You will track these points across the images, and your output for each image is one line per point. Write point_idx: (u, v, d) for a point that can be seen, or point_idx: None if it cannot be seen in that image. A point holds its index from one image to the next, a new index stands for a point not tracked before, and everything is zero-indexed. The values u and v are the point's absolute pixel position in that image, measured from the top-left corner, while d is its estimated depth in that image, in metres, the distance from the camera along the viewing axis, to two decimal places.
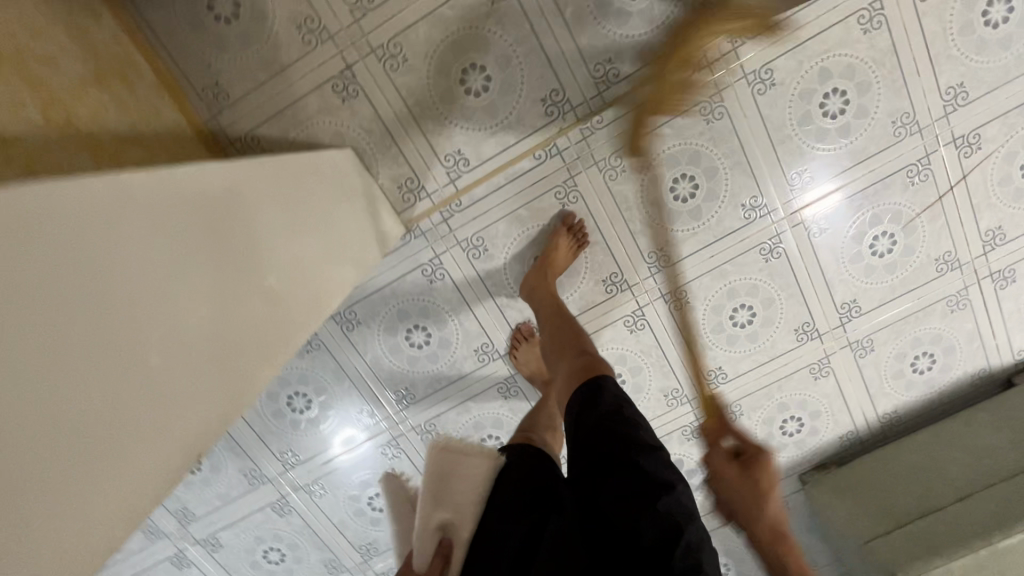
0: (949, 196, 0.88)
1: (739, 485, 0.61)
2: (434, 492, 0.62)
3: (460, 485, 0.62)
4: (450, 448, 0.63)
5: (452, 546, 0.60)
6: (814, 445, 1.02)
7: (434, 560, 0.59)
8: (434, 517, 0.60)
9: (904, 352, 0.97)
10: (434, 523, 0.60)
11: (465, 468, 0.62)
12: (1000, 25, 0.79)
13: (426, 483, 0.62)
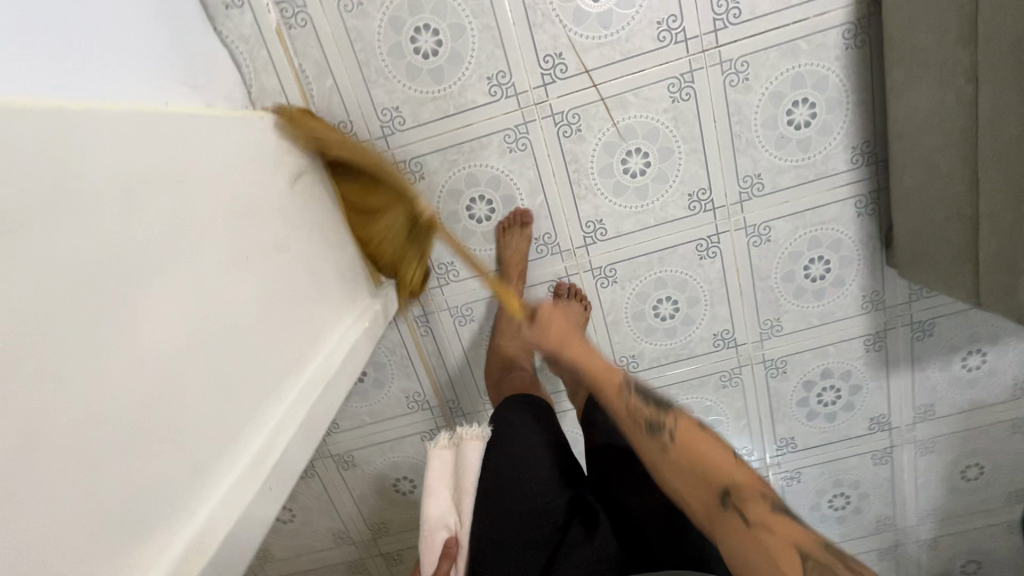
0: (605, 87, 0.80)
1: (677, 464, 0.58)
2: (443, 493, 0.72)
3: (457, 484, 0.72)
4: (451, 445, 0.74)
5: (456, 543, 0.69)
6: (854, 245, 0.89)
7: (441, 561, 0.68)
8: (446, 506, 0.71)
9: (781, 135, 0.82)
10: (446, 514, 0.71)
11: (461, 467, 0.72)
12: (437, 45, 0.78)
13: (437, 482, 0.72)
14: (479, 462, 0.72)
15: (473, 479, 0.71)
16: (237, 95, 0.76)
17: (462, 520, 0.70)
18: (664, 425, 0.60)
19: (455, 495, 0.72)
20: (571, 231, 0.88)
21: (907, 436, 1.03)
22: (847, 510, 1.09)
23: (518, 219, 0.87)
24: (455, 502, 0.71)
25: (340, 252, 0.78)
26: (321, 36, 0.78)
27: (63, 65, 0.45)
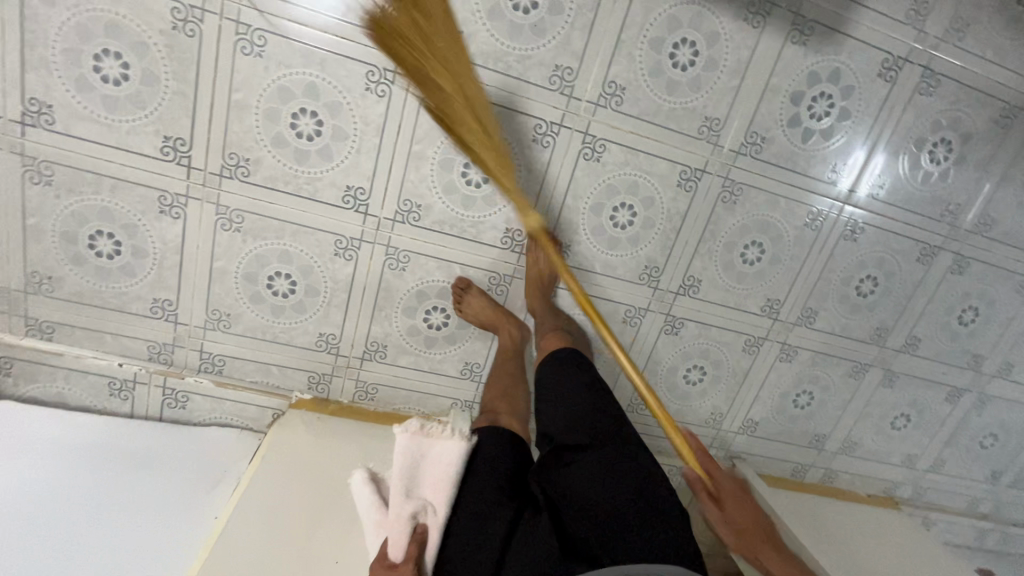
0: (395, 165, 0.82)
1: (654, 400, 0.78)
2: (429, 473, 0.73)
3: (429, 474, 0.73)
4: (424, 431, 0.74)
5: (426, 528, 0.70)
6: (687, 5, 0.79)
7: (411, 545, 0.68)
8: (420, 493, 0.72)
9: (532, 27, 0.77)
10: (419, 500, 0.71)
11: (438, 458, 0.74)
12: (288, 278, 0.86)
13: (432, 469, 0.73)
14: (461, 453, 0.74)
15: (450, 469, 0.73)
16: (249, 439, 0.91)
17: (436, 506, 0.71)
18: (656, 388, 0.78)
19: (429, 483, 0.73)
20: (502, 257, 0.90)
21: (932, 45, 0.86)
22: (957, 146, 0.93)
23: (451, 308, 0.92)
24: (430, 488, 0.72)
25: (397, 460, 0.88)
26: (238, 355, 0.90)
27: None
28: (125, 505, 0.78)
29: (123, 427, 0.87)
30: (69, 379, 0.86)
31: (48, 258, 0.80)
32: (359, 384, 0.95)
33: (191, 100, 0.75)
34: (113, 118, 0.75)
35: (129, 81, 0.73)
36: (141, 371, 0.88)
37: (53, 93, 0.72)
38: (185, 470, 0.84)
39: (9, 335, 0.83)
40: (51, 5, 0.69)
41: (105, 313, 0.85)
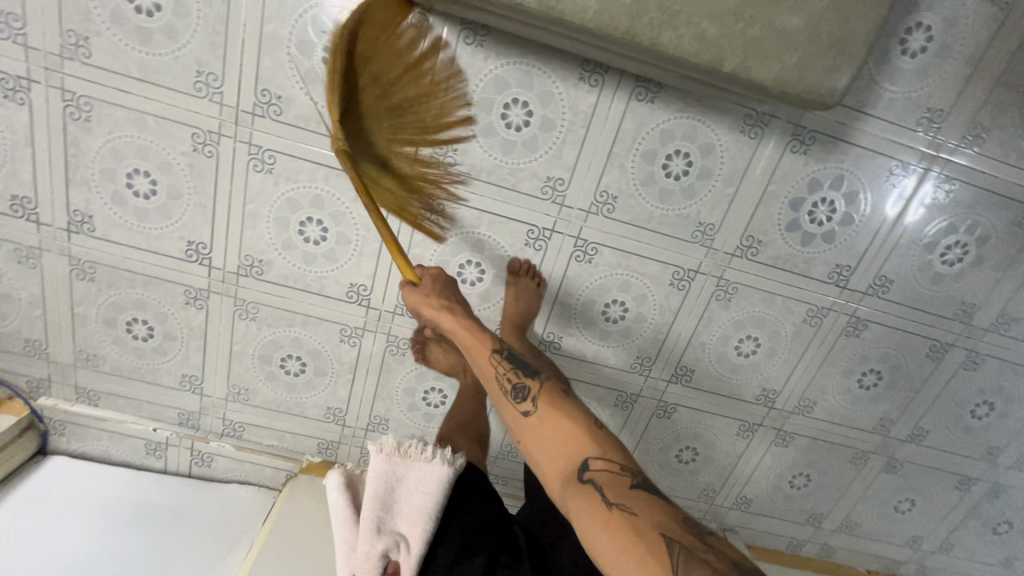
0: (394, 265, 0.87)
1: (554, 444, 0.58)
2: (405, 505, 0.71)
3: (405, 505, 0.71)
4: (406, 458, 0.73)
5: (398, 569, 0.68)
6: (680, 119, 0.79)
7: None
8: (394, 526, 0.70)
9: (523, 144, 0.80)
10: (391, 535, 0.69)
11: (422, 484, 0.71)
12: (299, 360, 0.94)
13: (409, 500, 0.71)
14: (446, 480, 0.72)
15: (427, 498, 0.71)
16: (265, 497, 1.01)
17: (410, 544, 0.69)
18: (528, 391, 0.62)
19: (408, 514, 0.70)
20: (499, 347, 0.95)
21: (945, 152, 0.82)
22: (972, 248, 0.89)
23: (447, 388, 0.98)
24: (407, 521, 0.70)
25: None
26: (256, 423, 0.99)
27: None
28: (146, 561, 0.87)
29: (154, 484, 0.98)
30: (112, 439, 0.98)
31: (93, 339, 0.91)
32: (364, 450, 1.02)
33: (211, 212, 0.83)
34: (144, 226, 0.83)
35: (157, 196, 0.81)
36: (173, 435, 0.98)
37: (93, 206, 0.82)
38: (204, 529, 0.94)
39: (61, 402, 0.95)
40: (89, 133, 0.77)
41: (142, 385, 0.95)
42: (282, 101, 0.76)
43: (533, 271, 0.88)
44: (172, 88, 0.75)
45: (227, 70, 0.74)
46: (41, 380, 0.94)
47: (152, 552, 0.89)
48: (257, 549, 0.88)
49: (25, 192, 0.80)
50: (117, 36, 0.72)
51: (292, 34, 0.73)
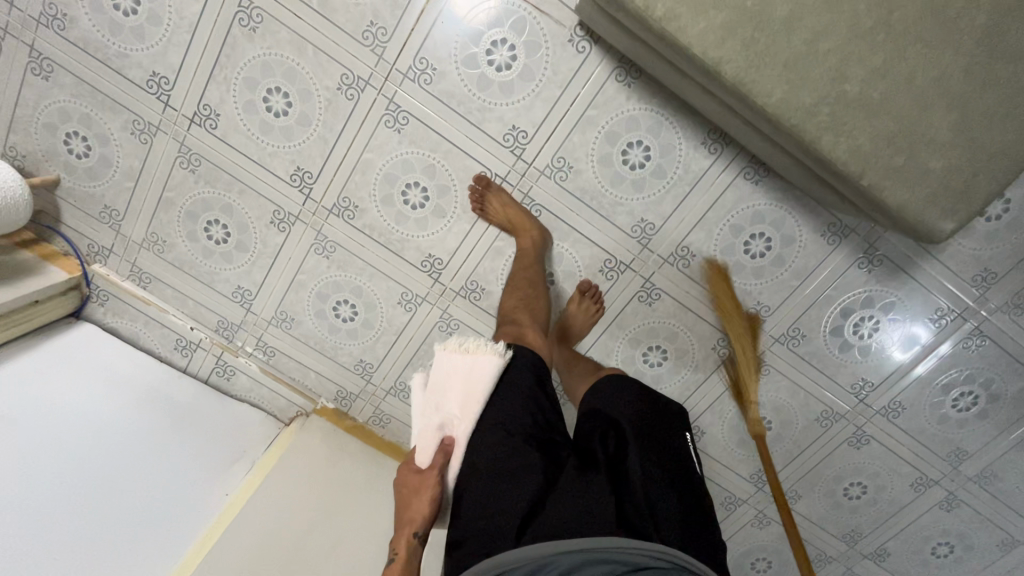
0: (475, 250, 0.92)
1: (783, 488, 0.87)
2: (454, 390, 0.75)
3: (456, 388, 0.74)
4: (463, 351, 0.75)
5: (453, 442, 0.73)
6: (774, 207, 0.86)
7: (437, 453, 0.73)
8: (447, 407, 0.75)
9: (631, 182, 0.86)
10: (445, 413, 0.74)
11: (475, 375, 0.74)
12: (353, 307, 0.97)
13: (459, 382, 0.74)
14: (496, 372, 0.74)
15: (477, 380, 0.73)
16: (270, 426, 1.03)
17: (464, 423, 0.73)
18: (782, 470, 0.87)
19: (460, 399, 0.74)
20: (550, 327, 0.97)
21: (987, 310, 0.91)
22: (982, 401, 0.97)
23: None
24: (460, 405, 0.74)
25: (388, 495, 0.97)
26: (288, 353, 1.01)
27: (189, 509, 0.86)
28: (144, 442, 0.89)
29: (175, 379, 1.00)
30: (147, 324, 0.99)
31: (169, 226, 0.93)
32: (378, 410, 1.05)
33: (330, 148, 0.87)
34: (263, 139, 0.87)
35: (287, 117, 0.85)
36: (206, 339, 1.00)
37: (224, 106, 0.85)
38: (206, 432, 0.96)
39: (114, 273, 0.97)
40: (249, 41, 0.81)
41: (196, 283, 0.97)
42: (435, 73, 0.82)
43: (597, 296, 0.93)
44: (342, 28, 0.80)
45: (398, 30, 0.80)
46: (103, 247, 0.95)
47: (154, 435, 0.91)
48: (272, 462, 0.93)
49: (166, 73, 0.84)
50: None
51: (469, 19, 0.79)
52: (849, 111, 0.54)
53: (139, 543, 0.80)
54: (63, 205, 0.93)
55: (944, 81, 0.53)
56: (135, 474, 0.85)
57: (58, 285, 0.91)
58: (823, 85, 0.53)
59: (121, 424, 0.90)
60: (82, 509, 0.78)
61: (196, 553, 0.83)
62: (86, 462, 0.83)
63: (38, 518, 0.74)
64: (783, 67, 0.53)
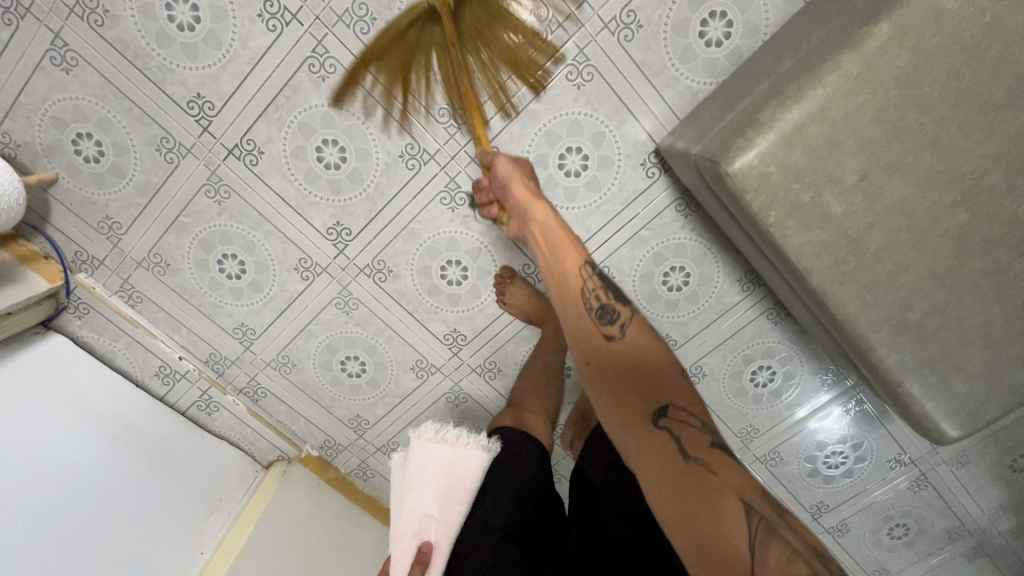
0: (500, 333, 0.91)
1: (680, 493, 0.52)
2: (430, 488, 0.71)
3: (436, 484, 0.71)
4: (436, 438, 0.74)
5: (431, 550, 0.66)
6: (785, 346, 0.93)
7: (413, 566, 0.65)
8: (426, 506, 0.70)
9: (666, 300, 0.89)
10: (424, 515, 0.69)
11: (454, 467, 0.72)
12: (362, 365, 0.94)
13: (436, 478, 0.72)
14: (477, 463, 0.72)
15: (460, 474, 0.72)
16: (247, 468, 0.98)
17: (443, 527, 0.68)
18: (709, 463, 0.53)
19: (436, 496, 0.70)
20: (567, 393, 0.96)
21: (935, 460, 1.02)
22: (912, 534, 1.09)
23: None
24: (439, 502, 0.70)
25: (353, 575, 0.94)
26: (280, 396, 0.96)
27: (188, 540, 0.85)
28: (120, 479, 0.82)
29: (150, 410, 0.91)
30: (128, 346, 0.91)
31: (176, 250, 0.86)
32: (362, 465, 1.02)
33: (376, 209, 0.83)
34: (306, 186, 0.82)
35: (338, 170, 0.81)
36: (193, 370, 0.93)
37: (271, 145, 0.79)
38: (181, 473, 0.89)
39: (101, 288, 0.88)
40: (315, 88, 0.76)
41: (195, 312, 0.90)
42: None
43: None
44: (417, 98, 0.77)
45: (475, 115, 0.78)
46: (94, 257, 0.86)
47: (128, 472, 0.83)
48: (250, 526, 0.87)
49: (213, 99, 0.77)
50: (402, 33, 0.74)
51: (549, 122, 0.78)
52: (904, 332, 0.59)
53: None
54: (55, 206, 0.83)
55: (987, 327, 0.59)
56: (121, 514, 0.80)
57: (33, 299, 0.81)
58: (889, 309, 0.58)
59: (97, 459, 0.82)
60: (65, 560, 0.73)
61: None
62: (73, 500, 0.77)
63: (28, 572, 0.69)
64: (861, 289, 0.57)
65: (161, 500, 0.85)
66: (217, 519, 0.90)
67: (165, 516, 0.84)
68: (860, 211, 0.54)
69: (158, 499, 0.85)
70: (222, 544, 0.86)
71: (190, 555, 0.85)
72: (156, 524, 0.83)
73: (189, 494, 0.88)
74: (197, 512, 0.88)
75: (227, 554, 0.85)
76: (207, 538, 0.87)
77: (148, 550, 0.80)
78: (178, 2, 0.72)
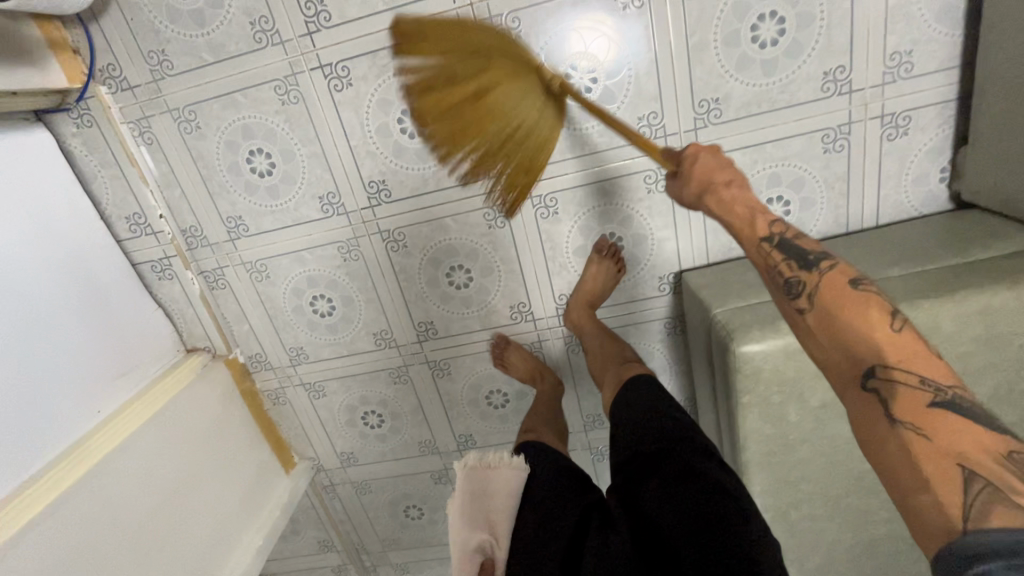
0: (468, 346, 0.97)
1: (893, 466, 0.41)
2: (475, 510, 0.71)
3: (485, 506, 0.71)
4: (482, 466, 0.73)
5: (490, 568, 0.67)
6: None
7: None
8: (480, 527, 0.69)
9: None
10: (478, 537, 0.68)
11: (496, 489, 0.72)
12: (330, 310, 0.95)
13: (479, 502, 0.71)
14: (518, 486, 0.72)
15: (507, 495, 0.72)
16: (170, 343, 0.97)
17: (499, 543, 0.69)
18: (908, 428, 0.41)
19: (487, 518, 0.70)
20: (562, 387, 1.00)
21: None
22: None
23: (383, 426, 1.06)
24: (490, 525, 0.70)
25: (229, 490, 0.95)
26: (238, 296, 0.95)
27: (87, 399, 0.80)
28: (44, 308, 0.76)
29: (103, 247, 0.87)
30: (113, 178, 0.86)
31: (213, 120, 0.82)
32: (279, 389, 1.04)
33: (424, 190, 0.85)
34: (373, 137, 0.82)
35: (411, 139, 0.82)
36: (167, 234, 0.90)
37: (362, 83, 0.79)
38: (104, 327, 0.85)
39: (116, 112, 0.82)
40: None
41: (199, 183, 0.87)
42: (554, 216, 0.86)
43: (619, 255, 0.87)
44: None
45: (555, 164, 0.82)
46: (126, 80, 0.81)
47: (55, 308, 0.77)
48: (159, 406, 0.86)
49: (333, 12, 0.75)
50: None
51: (610, 203, 0.84)
52: (781, 522, 0.73)
53: (31, 423, 0.72)
54: (114, 13, 0.77)
55: (837, 545, 0.74)
56: (37, 345, 0.74)
57: (45, 91, 0.75)
58: (782, 502, 0.71)
59: (30, 280, 0.75)
60: None
61: (66, 473, 0.71)
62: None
63: None
64: (773, 479, 0.69)
65: (77, 346, 0.80)
66: (117, 392, 0.85)
67: (76, 366, 0.79)
68: (805, 428, 0.65)
69: (76, 346, 0.79)
70: (119, 415, 0.82)
71: (85, 414, 0.79)
72: (65, 370, 0.77)
73: (104, 352, 0.84)
74: (104, 374, 0.83)
75: (125, 427, 0.80)
76: (105, 403, 0.82)
77: (48, 392, 0.75)
78: None
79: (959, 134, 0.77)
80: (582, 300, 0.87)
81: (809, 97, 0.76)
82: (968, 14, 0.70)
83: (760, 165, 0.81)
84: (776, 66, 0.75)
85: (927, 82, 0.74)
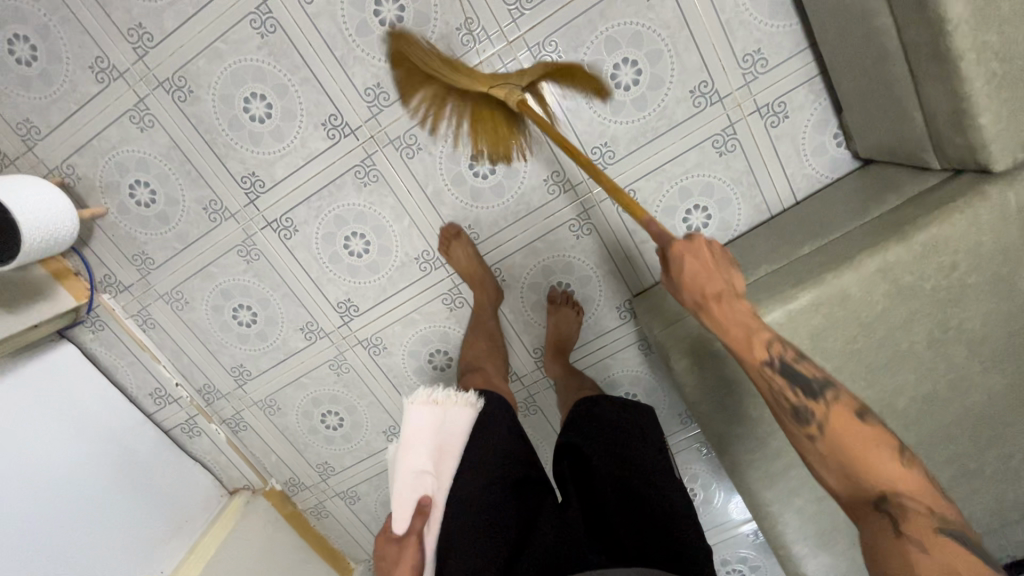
0: None
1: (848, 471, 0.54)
2: (421, 445, 0.66)
3: (436, 443, 0.67)
4: (438, 404, 0.68)
5: (431, 504, 0.63)
6: (708, 474, 1.07)
7: (414, 517, 0.61)
8: (424, 460, 0.65)
9: None
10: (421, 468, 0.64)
11: (445, 427, 0.68)
12: (339, 422, 1.04)
13: (429, 440, 0.66)
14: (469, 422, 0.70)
15: (458, 435, 0.68)
16: (213, 490, 1.07)
17: (440, 481, 0.65)
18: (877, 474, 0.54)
19: (434, 451, 0.66)
20: (556, 434, 1.04)
21: None
22: None
23: None
24: (433, 459, 0.66)
25: None
26: (259, 432, 1.06)
27: (150, 561, 0.91)
28: (94, 494, 0.87)
29: (137, 425, 1.00)
30: (132, 365, 1.00)
31: (197, 292, 0.95)
32: (318, 504, 1.13)
33: (385, 296, 0.95)
34: (328, 266, 0.93)
35: (360, 258, 0.92)
36: (186, 397, 1.02)
37: (306, 227, 0.91)
38: (152, 492, 0.96)
39: (120, 310, 0.97)
40: (355, 190, 0.88)
41: (201, 347, 0.99)
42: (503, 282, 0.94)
43: (573, 300, 0.93)
44: (441, 216, 0.90)
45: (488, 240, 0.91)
46: (122, 283, 0.95)
47: (108, 489, 0.90)
48: (210, 553, 0.95)
49: (265, 179, 0.88)
50: (440, 164, 0.87)
51: (547, 258, 0.92)
52: (790, 513, 0.74)
53: None
54: (98, 234, 0.92)
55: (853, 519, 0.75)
56: (98, 524, 0.86)
57: (58, 313, 0.89)
58: (782, 494, 0.73)
59: (83, 471, 0.87)
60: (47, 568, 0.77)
61: None
62: (59, 507, 0.82)
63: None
64: (762, 475, 0.71)
65: (133, 516, 0.91)
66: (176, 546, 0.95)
67: (135, 534, 0.90)
68: (770, 418, 0.68)
69: (131, 516, 0.91)
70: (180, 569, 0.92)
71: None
72: (128, 541, 0.89)
73: (157, 513, 0.95)
74: (162, 534, 0.94)
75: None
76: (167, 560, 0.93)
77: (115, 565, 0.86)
78: (253, 100, 0.84)
79: (835, 103, 0.82)
80: (551, 347, 0.93)
81: (685, 115, 0.83)
82: (795, 5, 0.78)
83: (667, 185, 0.87)
84: (647, 100, 0.82)
85: (786, 71, 0.80)
